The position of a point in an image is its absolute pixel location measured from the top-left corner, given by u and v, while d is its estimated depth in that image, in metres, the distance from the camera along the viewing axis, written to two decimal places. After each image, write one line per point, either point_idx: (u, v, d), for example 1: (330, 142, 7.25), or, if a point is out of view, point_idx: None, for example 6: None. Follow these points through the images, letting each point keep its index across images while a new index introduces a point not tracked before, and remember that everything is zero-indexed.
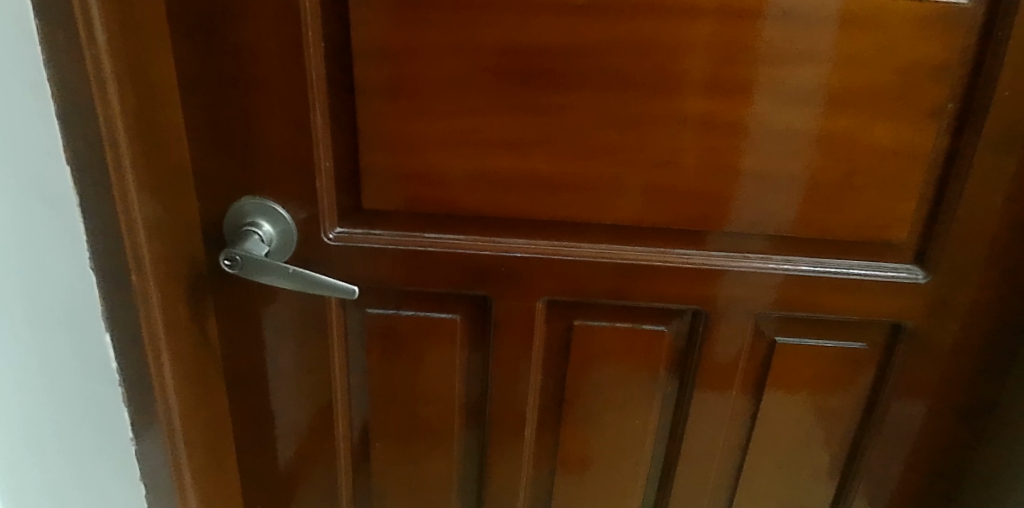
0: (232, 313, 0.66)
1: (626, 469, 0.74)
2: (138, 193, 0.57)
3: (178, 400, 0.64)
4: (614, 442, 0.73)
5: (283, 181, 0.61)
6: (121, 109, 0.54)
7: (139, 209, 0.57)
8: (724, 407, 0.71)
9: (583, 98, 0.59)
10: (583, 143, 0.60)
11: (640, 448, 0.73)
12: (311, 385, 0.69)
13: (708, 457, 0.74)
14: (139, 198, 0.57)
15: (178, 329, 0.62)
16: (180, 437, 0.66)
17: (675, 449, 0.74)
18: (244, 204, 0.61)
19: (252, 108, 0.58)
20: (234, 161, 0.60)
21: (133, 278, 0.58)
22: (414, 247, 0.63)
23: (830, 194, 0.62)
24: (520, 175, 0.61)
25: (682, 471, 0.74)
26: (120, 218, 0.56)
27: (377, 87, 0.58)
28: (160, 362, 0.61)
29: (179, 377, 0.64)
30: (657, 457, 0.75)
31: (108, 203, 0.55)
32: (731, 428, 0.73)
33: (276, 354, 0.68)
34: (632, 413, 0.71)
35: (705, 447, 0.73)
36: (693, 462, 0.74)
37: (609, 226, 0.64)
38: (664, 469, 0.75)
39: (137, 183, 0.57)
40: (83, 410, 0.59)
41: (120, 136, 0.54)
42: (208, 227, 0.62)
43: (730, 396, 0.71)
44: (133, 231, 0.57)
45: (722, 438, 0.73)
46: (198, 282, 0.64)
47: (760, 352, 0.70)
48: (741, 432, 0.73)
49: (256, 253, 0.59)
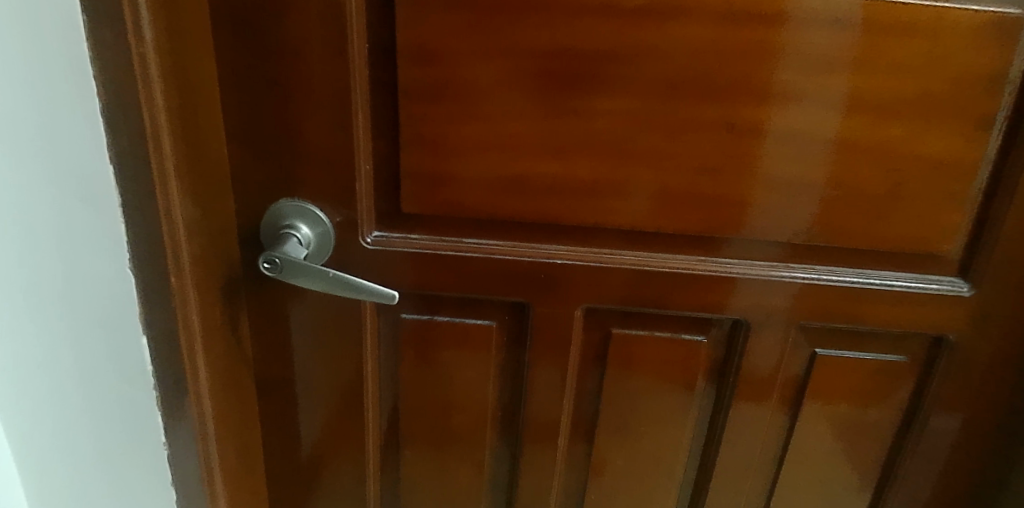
0: (266, 319, 0.64)
1: (658, 480, 0.73)
2: (179, 197, 0.56)
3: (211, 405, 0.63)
4: (647, 453, 0.72)
5: (322, 183, 0.60)
6: (166, 108, 0.54)
7: (180, 209, 0.56)
8: (762, 418, 0.70)
9: (630, 103, 0.58)
10: (628, 148, 0.59)
11: (674, 459, 0.72)
12: (344, 391, 0.68)
13: (742, 469, 0.73)
14: (180, 201, 0.56)
15: (212, 333, 0.61)
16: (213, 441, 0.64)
17: (708, 460, 0.73)
18: (281, 206, 0.60)
19: (294, 108, 0.57)
20: (274, 163, 0.59)
21: (173, 278, 0.57)
22: (452, 252, 0.63)
23: (875, 204, 0.61)
24: (562, 180, 0.60)
25: (715, 483, 0.73)
26: (160, 215, 0.55)
27: (421, 89, 0.57)
28: (196, 364, 0.60)
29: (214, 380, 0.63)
30: (689, 468, 0.74)
31: (149, 201, 0.54)
32: (767, 441, 0.72)
33: (309, 359, 0.67)
34: (667, 423, 0.70)
35: (740, 459, 0.72)
36: (727, 474, 0.73)
37: (650, 233, 0.63)
38: (697, 480, 0.74)
39: (178, 184, 0.56)
40: (114, 407, 0.59)
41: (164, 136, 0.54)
42: (245, 231, 0.61)
43: (769, 408, 0.70)
44: (175, 232, 0.56)
45: (757, 450, 0.72)
46: (233, 287, 0.62)
47: (799, 364, 0.68)
48: (777, 444, 0.72)
49: (295, 256, 0.58)
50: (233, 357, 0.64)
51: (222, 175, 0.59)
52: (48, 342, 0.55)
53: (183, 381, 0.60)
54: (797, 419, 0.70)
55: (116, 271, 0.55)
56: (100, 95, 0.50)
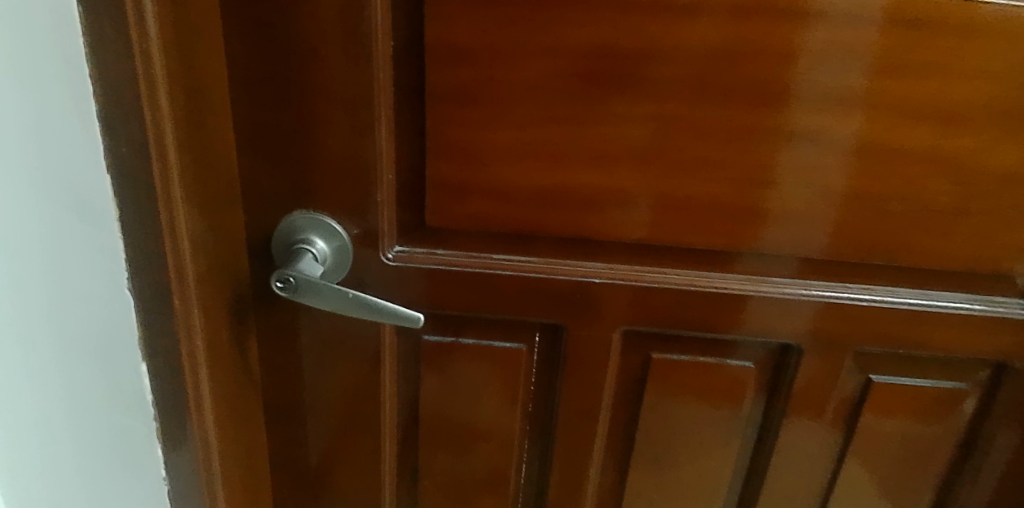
0: (275, 341, 0.59)
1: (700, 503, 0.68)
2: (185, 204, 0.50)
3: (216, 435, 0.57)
4: (688, 477, 0.66)
5: (342, 194, 0.55)
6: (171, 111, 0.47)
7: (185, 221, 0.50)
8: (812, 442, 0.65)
9: (680, 109, 0.53)
10: (676, 157, 0.54)
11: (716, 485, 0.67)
12: (360, 418, 0.63)
13: (789, 491, 0.68)
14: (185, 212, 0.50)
15: (219, 355, 0.55)
16: (218, 477, 0.59)
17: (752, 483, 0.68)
18: (296, 218, 0.55)
19: (311, 111, 0.52)
20: (289, 171, 0.54)
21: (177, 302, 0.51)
22: (480, 270, 0.57)
23: (940, 219, 0.56)
24: (603, 191, 0.55)
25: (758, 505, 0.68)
26: (164, 227, 0.49)
27: (451, 91, 0.52)
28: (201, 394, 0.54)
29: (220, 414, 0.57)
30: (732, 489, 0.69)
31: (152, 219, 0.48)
32: (817, 466, 0.67)
33: (322, 384, 0.61)
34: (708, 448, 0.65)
35: (788, 481, 0.67)
36: (773, 496, 0.68)
37: (697, 250, 0.57)
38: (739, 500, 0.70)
39: (182, 195, 0.49)
40: (106, 439, 0.53)
41: (168, 141, 0.48)
42: (256, 246, 0.56)
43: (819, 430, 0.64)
44: (179, 251, 0.50)
45: (805, 474, 0.67)
46: (241, 307, 0.56)
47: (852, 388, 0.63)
48: (828, 470, 0.67)
49: (311, 274, 0.53)
50: (239, 385, 0.58)
51: (229, 184, 0.53)
52: (36, 374, 0.48)
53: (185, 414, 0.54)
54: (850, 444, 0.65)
55: (112, 290, 0.50)
56: (96, 99, 0.45)
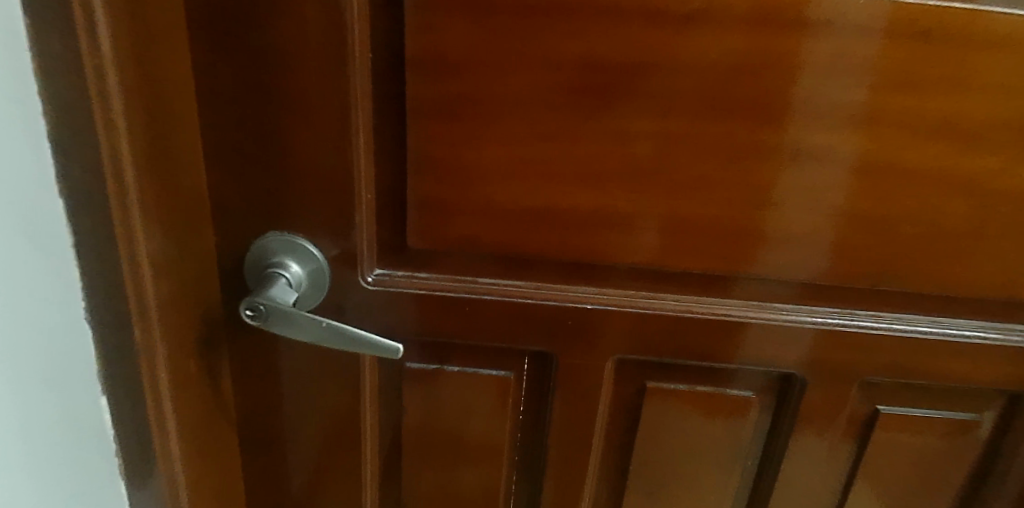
0: (248, 369, 0.56)
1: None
2: (145, 228, 0.47)
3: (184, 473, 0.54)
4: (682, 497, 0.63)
5: (317, 215, 0.51)
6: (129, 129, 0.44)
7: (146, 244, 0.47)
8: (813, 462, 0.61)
9: (678, 125, 0.49)
10: (673, 177, 0.51)
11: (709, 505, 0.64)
12: (338, 447, 0.59)
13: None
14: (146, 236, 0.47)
15: (186, 389, 0.52)
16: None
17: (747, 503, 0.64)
18: (268, 240, 0.52)
19: (283, 127, 0.49)
20: (260, 190, 0.51)
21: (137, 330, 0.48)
22: (465, 295, 0.54)
23: (956, 244, 0.52)
24: (596, 212, 0.52)
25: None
26: (121, 252, 0.46)
27: (433, 106, 0.49)
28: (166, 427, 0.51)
29: (188, 447, 0.54)
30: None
31: (109, 245, 0.45)
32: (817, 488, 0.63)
33: (298, 413, 0.58)
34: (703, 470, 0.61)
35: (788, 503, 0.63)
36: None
37: (695, 275, 0.54)
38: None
39: (141, 216, 0.46)
40: (65, 488, 0.48)
41: (126, 162, 0.44)
42: (228, 267, 0.53)
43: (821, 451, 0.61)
44: (139, 276, 0.47)
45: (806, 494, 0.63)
46: (212, 333, 0.53)
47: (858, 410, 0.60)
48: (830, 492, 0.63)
49: (283, 302, 0.50)
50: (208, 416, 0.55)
51: (201, 202, 0.50)
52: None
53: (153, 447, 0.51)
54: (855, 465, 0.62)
55: (66, 322, 0.45)
56: (45, 115, 0.42)
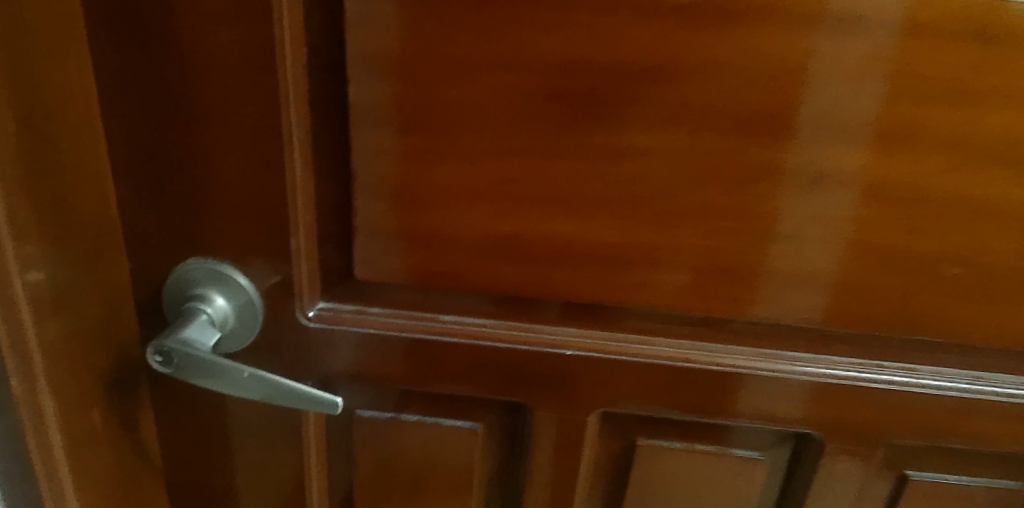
0: (173, 417, 0.48)
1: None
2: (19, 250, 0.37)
3: None
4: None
5: (247, 241, 0.43)
6: None
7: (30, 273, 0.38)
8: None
9: (675, 142, 0.40)
10: (670, 204, 0.42)
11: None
12: (279, 505, 0.52)
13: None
14: (22, 263, 0.37)
15: (87, 449, 0.43)
16: None
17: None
18: (190, 268, 0.44)
19: (201, 137, 0.41)
20: (179, 211, 0.43)
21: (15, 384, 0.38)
22: (423, 335, 0.46)
23: (1011, 290, 0.43)
24: (577, 243, 0.44)
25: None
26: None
27: (381, 113, 0.41)
28: (62, 498, 0.42)
29: None
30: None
31: None
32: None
33: (233, 468, 0.50)
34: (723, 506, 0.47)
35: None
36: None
37: (694, 317, 0.46)
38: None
39: (13, 240, 0.37)
40: None
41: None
42: (145, 297, 0.45)
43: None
44: (14, 315, 0.37)
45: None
46: (124, 380, 0.45)
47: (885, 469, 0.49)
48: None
49: (200, 344, 0.42)
50: (122, 477, 0.47)
51: (94, 226, 0.41)
52: None
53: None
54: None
55: None
56: None
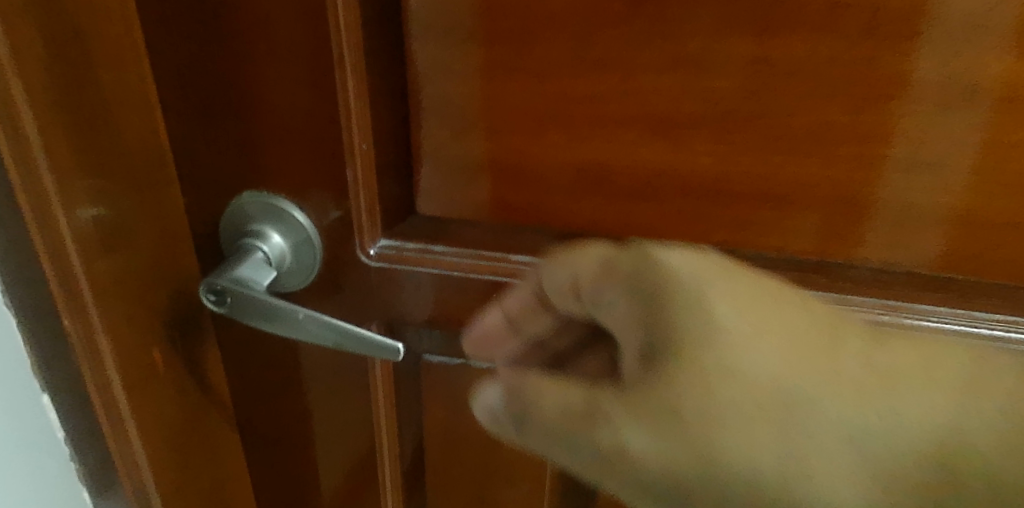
0: (242, 356, 0.47)
1: (544, 406, 0.30)
2: (62, 185, 0.35)
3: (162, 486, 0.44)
4: (617, 304, 0.31)
5: (304, 176, 0.40)
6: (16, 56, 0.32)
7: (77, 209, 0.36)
8: (937, 378, 0.30)
9: (793, 49, 0.33)
10: (784, 127, 0.35)
11: (642, 321, 0.29)
12: (351, 449, 0.50)
13: (825, 426, 0.29)
14: (67, 198, 0.35)
15: (147, 388, 0.42)
16: None
17: (722, 347, 0.28)
18: (245, 202, 0.41)
19: (249, 59, 0.37)
20: (232, 143, 0.40)
21: (67, 319, 0.38)
22: (491, 277, 0.41)
23: None
24: (669, 175, 0.37)
25: (721, 464, 0.28)
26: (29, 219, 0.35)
27: (441, 24, 0.36)
28: (125, 435, 0.41)
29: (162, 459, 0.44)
30: (642, 462, 0.29)
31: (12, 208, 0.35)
32: (925, 449, 0.29)
33: (302, 408, 0.49)
34: (802, 322, 0.29)
35: (823, 459, 0.29)
36: (766, 421, 0.28)
37: (810, 263, 0.38)
38: (607, 470, 0.29)
39: (54, 180, 0.35)
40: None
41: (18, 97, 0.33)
42: (204, 235, 0.42)
43: (944, 392, 0.29)
44: (61, 256, 0.36)
45: (885, 449, 0.29)
46: (187, 321, 0.44)
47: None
48: (980, 443, 0.29)
49: (257, 283, 0.39)
50: (193, 418, 0.46)
51: (140, 161, 0.38)
52: None
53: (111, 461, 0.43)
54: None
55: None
56: None
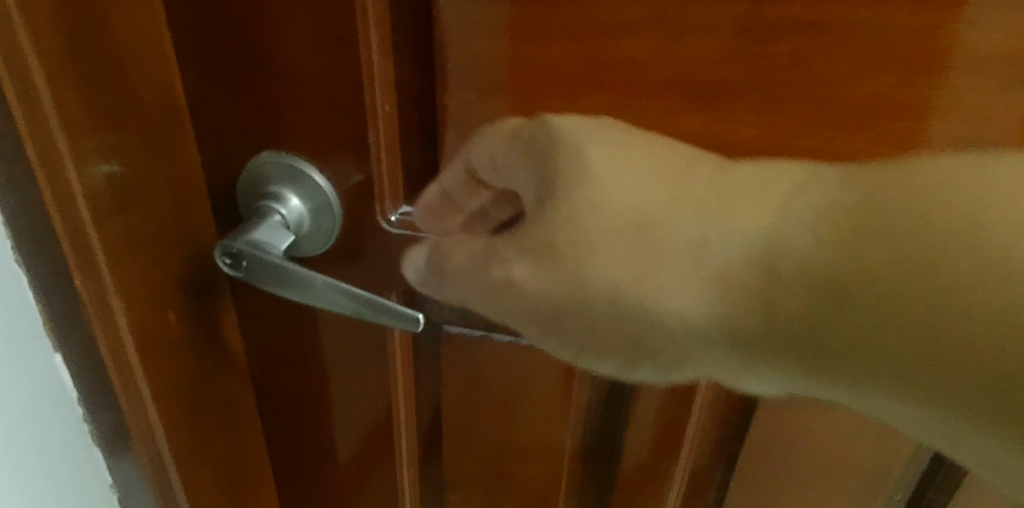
0: (257, 321, 0.46)
1: (456, 265, 0.34)
2: (72, 143, 0.34)
3: (175, 449, 0.44)
4: (526, 184, 0.33)
5: (324, 138, 0.38)
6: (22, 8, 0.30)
7: (87, 167, 0.35)
8: (811, 197, 0.27)
9: (852, 12, 0.30)
10: (834, 97, 0.33)
11: (538, 175, 0.32)
12: (367, 416, 0.50)
13: (682, 249, 0.28)
14: (77, 156, 0.34)
15: (160, 351, 0.41)
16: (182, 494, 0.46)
17: (586, 186, 0.30)
18: (264, 163, 0.39)
19: (266, 13, 0.35)
20: (249, 101, 0.38)
21: (77, 283, 0.36)
22: None
23: None
24: (708, 148, 0.35)
25: (630, 295, 0.29)
26: (38, 182, 0.34)
27: None
28: (138, 398, 0.41)
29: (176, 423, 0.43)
30: (524, 287, 0.32)
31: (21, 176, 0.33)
32: (772, 273, 0.27)
33: (318, 373, 0.48)
34: (646, 169, 0.30)
35: (676, 280, 0.29)
36: (623, 246, 0.29)
37: None
38: (500, 300, 0.33)
39: (65, 133, 0.33)
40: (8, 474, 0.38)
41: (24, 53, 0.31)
42: (221, 196, 0.41)
43: (809, 212, 0.27)
44: (73, 214, 0.35)
45: (741, 270, 0.28)
46: (204, 288, 0.42)
47: (954, 206, 0.24)
48: (879, 304, 0.25)
49: (272, 247, 0.38)
50: (209, 384, 0.45)
51: (156, 118, 0.37)
52: None
53: (125, 425, 0.42)
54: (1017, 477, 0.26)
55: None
56: None
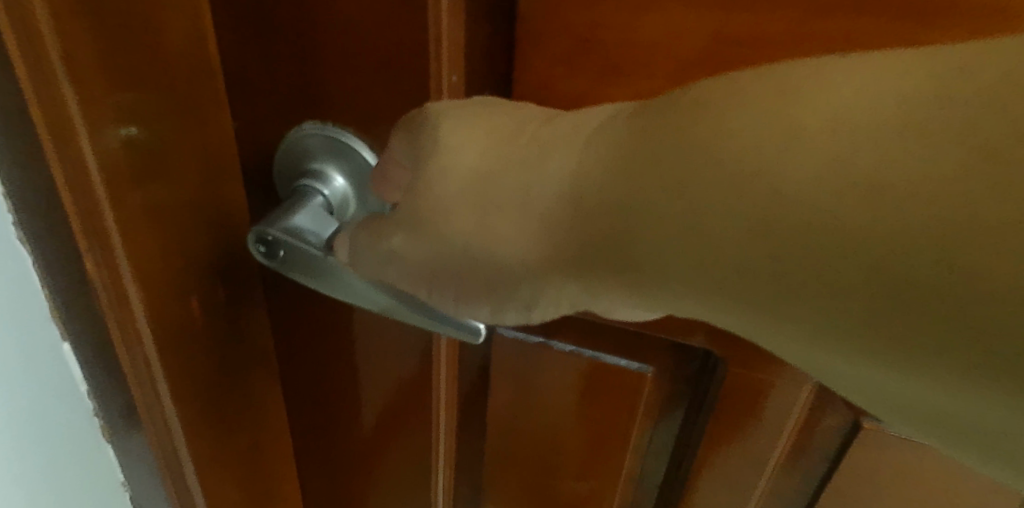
0: (289, 307, 0.41)
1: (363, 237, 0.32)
2: (85, 104, 0.28)
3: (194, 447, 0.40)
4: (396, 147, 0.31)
5: (378, 110, 0.33)
6: None
7: (102, 133, 0.29)
8: (606, 136, 0.26)
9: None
10: None
11: (410, 140, 0.31)
12: (403, 418, 0.45)
13: (509, 202, 0.28)
14: (88, 121, 0.29)
15: (181, 343, 0.36)
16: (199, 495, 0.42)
17: (437, 148, 0.29)
18: (306, 136, 0.34)
19: None
20: (294, 63, 0.33)
21: (89, 265, 0.32)
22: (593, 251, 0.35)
23: None
24: None
25: (473, 246, 0.29)
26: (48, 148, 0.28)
27: None
28: (155, 392, 0.36)
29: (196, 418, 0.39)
30: (404, 257, 0.31)
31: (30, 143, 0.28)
32: (584, 209, 0.26)
33: (352, 367, 0.44)
34: (482, 121, 0.29)
35: (512, 231, 0.28)
36: (468, 202, 0.29)
37: None
38: (379, 266, 0.32)
39: (77, 92, 0.28)
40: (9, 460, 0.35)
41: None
42: (256, 172, 0.36)
43: (600, 152, 0.26)
44: (85, 186, 0.30)
45: (561, 210, 0.27)
46: (234, 273, 0.38)
47: (833, 143, 0.20)
48: (711, 245, 0.24)
49: (314, 232, 0.33)
50: (233, 379, 0.41)
51: (184, 80, 0.31)
52: None
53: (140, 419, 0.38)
54: (1019, 447, 0.22)
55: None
56: None
